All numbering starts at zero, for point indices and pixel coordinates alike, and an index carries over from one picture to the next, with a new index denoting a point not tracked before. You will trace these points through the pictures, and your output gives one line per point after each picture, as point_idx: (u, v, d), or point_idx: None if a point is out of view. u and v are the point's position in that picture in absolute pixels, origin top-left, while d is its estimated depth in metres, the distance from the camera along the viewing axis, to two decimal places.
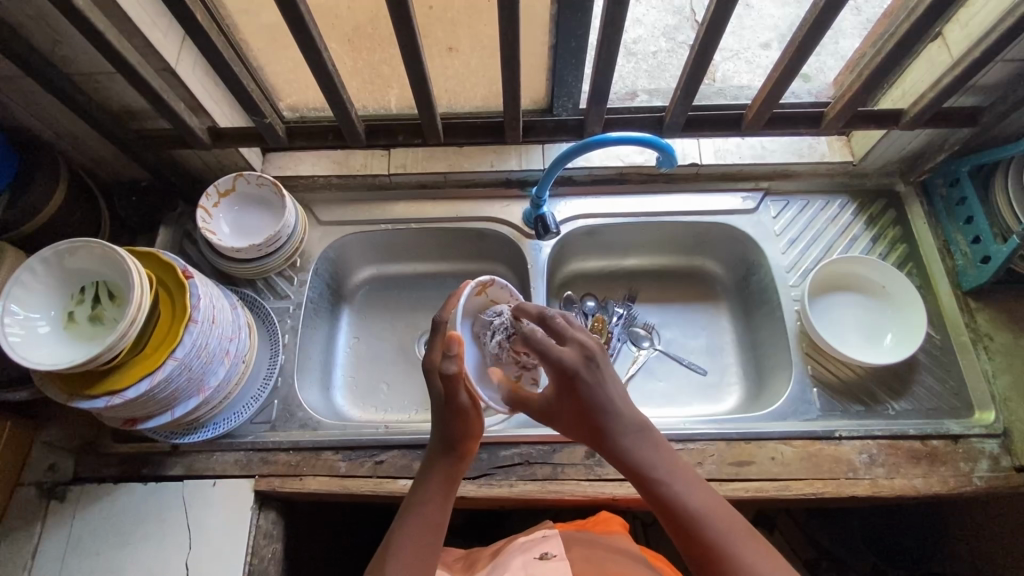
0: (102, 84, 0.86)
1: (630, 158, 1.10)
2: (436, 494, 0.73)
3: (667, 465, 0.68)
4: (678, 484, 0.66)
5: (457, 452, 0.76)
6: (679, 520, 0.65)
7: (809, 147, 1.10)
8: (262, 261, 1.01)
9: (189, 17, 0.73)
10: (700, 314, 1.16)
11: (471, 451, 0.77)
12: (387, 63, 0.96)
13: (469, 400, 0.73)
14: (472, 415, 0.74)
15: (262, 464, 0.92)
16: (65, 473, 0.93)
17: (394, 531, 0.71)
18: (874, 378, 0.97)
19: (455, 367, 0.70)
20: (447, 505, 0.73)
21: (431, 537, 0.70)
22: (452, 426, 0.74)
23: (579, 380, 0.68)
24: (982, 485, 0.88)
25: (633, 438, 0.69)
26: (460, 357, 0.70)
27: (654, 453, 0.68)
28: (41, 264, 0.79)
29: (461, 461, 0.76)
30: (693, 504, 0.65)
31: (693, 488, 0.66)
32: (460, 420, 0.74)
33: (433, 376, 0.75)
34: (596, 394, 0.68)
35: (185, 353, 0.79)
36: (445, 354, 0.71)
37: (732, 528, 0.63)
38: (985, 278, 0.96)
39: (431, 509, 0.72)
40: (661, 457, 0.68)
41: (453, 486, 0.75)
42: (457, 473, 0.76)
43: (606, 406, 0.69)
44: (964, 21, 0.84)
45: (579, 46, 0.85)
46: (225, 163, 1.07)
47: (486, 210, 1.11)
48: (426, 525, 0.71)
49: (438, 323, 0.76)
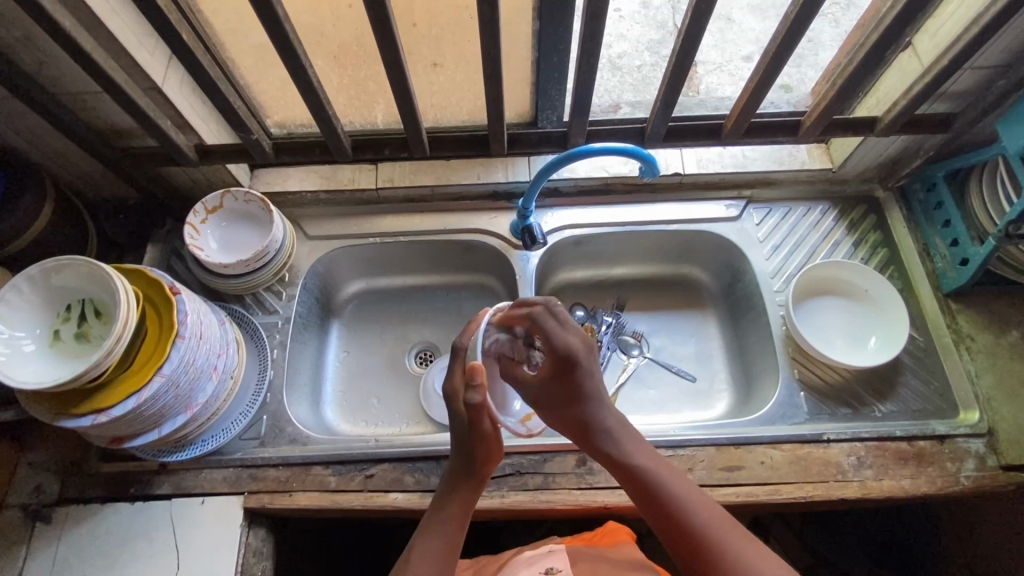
0: (89, 104, 0.87)
1: (614, 169, 1.11)
2: (454, 516, 0.74)
3: (651, 461, 0.73)
4: (666, 481, 0.71)
5: (476, 476, 0.76)
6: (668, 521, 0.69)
7: (789, 155, 1.11)
8: (250, 276, 1.02)
9: (174, 38, 0.74)
10: (688, 321, 1.17)
11: (489, 475, 0.77)
12: (373, 79, 0.97)
13: (491, 427, 0.73)
14: (492, 440, 0.74)
15: (252, 480, 0.92)
16: (51, 495, 0.91)
17: (414, 545, 0.72)
18: (860, 381, 0.98)
19: (479, 398, 0.70)
20: (464, 526, 0.74)
21: (450, 556, 0.72)
22: (474, 448, 0.74)
23: (580, 366, 0.72)
24: (969, 485, 0.89)
25: (616, 436, 0.74)
26: (484, 388, 0.70)
27: (635, 449, 0.73)
28: (27, 282, 0.78)
29: (480, 485, 0.76)
30: (697, 519, 0.68)
31: (682, 487, 0.71)
32: (484, 445, 0.74)
33: (455, 402, 0.74)
34: (592, 383, 0.73)
35: (172, 370, 0.78)
36: (468, 384, 0.70)
37: (720, 526, 0.68)
38: (964, 280, 0.97)
39: (450, 528, 0.73)
40: (642, 451, 0.73)
41: (471, 509, 0.75)
42: (474, 497, 0.76)
43: (594, 403, 0.74)
44: (931, 31, 0.87)
45: (561, 60, 0.87)
46: (213, 180, 1.07)
47: (473, 222, 1.12)
48: (444, 540, 0.72)
49: (458, 349, 0.74)
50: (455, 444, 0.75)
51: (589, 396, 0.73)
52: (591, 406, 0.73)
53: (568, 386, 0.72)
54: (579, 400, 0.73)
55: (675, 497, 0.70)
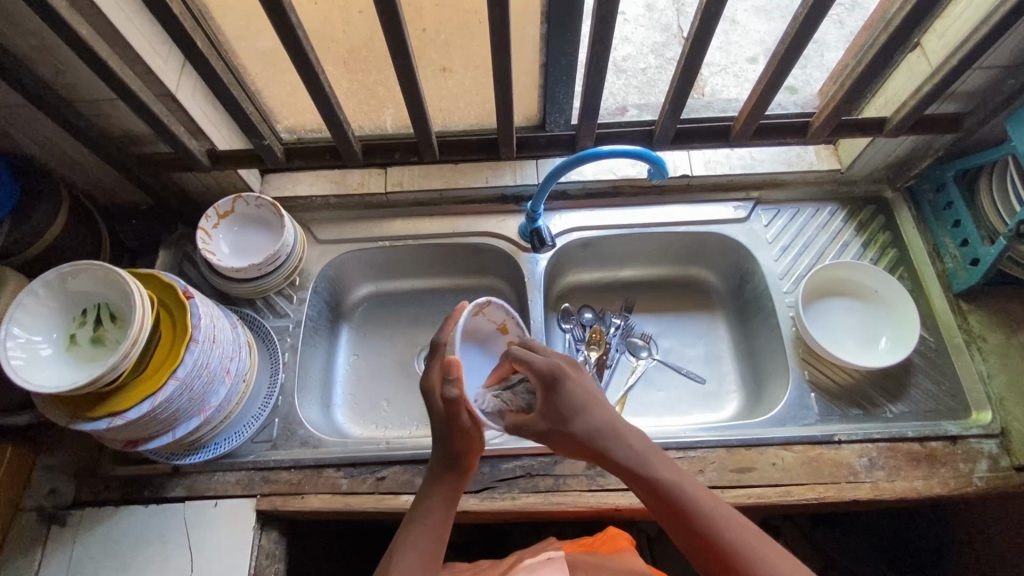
0: (104, 111, 0.88)
1: (622, 171, 1.12)
2: (439, 508, 0.74)
3: (672, 472, 0.71)
4: (689, 489, 0.70)
5: (458, 470, 0.76)
6: (690, 526, 0.68)
7: (797, 156, 1.12)
8: (262, 280, 1.03)
9: (189, 45, 0.75)
10: (698, 323, 1.17)
11: (471, 469, 0.78)
12: (382, 84, 0.98)
13: (473, 422, 0.74)
14: (475, 437, 0.75)
15: (264, 483, 0.92)
16: (66, 497, 0.92)
17: (398, 541, 0.73)
18: (871, 382, 0.98)
19: (455, 392, 0.72)
20: (448, 518, 0.75)
21: (434, 551, 0.72)
22: (452, 443, 0.75)
23: (564, 385, 0.74)
24: (982, 486, 0.89)
25: (632, 449, 0.72)
26: (459, 382, 0.72)
27: (655, 460, 0.72)
28: (44, 286, 0.79)
29: (462, 479, 0.77)
30: (720, 530, 0.67)
31: (705, 496, 0.70)
32: (463, 439, 0.74)
33: (432, 399, 0.74)
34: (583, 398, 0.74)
35: (186, 373, 0.79)
36: (445, 379, 0.73)
37: (746, 534, 0.67)
38: (975, 280, 0.97)
39: (434, 520, 0.74)
40: (661, 462, 0.72)
41: (454, 501, 0.76)
42: (458, 490, 0.77)
43: (598, 416, 0.73)
44: (940, 31, 0.87)
45: (569, 64, 0.87)
46: (224, 185, 1.08)
47: (482, 225, 1.13)
48: (430, 538, 0.72)
49: (437, 344, 0.76)
50: (438, 436, 0.76)
51: (586, 411, 0.73)
52: (595, 420, 0.73)
53: (565, 401, 0.73)
54: (572, 420, 0.73)
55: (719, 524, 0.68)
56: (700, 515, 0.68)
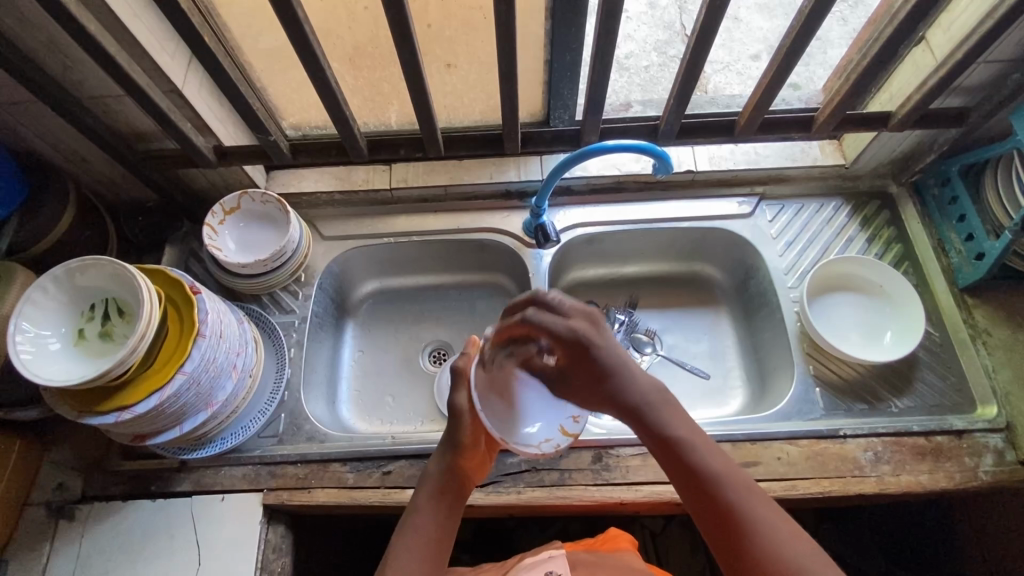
0: (110, 107, 0.89)
1: (626, 167, 1.12)
2: (435, 503, 0.74)
3: (688, 431, 0.68)
4: (702, 451, 0.66)
5: (456, 467, 0.77)
6: (699, 487, 0.65)
7: (801, 152, 1.12)
8: (268, 276, 1.03)
9: (196, 41, 0.76)
10: (702, 319, 1.17)
11: (471, 467, 0.78)
12: (387, 80, 0.98)
13: (468, 402, 0.78)
14: (468, 421, 0.77)
15: (271, 478, 0.93)
16: (74, 492, 0.93)
17: (396, 538, 0.72)
18: (876, 377, 0.98)
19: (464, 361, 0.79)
20: (445, 515, 0.74)
21: (431, 547, 0.71)
22: (449, 432, 0.78)
23: (592, 347, 0.69)
24: (988, 479, 0.89)
25: (650, 405, 0.69)
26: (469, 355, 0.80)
27: (672, 418, 0.68)
28: (52, 282, 0.79)
29: (461, 477, 0.77)
30: (728, 494, 0.64)
31: (717, 460, 0.66)
32: (456, 425, 0.77)
33: None
34: (613, 357, 0.69)
35: (194, 367, 0.80)
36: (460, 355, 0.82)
37: (754, 499, 0.64)
38: (980, 274, 0.97)
39: (428, 516, 0.73)
40: (677, 420, 0.68)
41: (451, 497, 0.75)
42: (457, 488, 0.76)
43: (627, 376, 0.69)
44: (945, 25, 0.87)
45: (574, 60, 0.88)
46: (230, 182, 1.09)
47: (486, 221, 1.13)
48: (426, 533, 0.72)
49: None
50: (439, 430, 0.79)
51: (615, 372, 0.69)
52: (624, 378, 0.69)
53: (590, 370, 0.69)
54: (608, 379, 0.69)
55: (739, 503, 0.63)
56: (710, 477, 0.65)
